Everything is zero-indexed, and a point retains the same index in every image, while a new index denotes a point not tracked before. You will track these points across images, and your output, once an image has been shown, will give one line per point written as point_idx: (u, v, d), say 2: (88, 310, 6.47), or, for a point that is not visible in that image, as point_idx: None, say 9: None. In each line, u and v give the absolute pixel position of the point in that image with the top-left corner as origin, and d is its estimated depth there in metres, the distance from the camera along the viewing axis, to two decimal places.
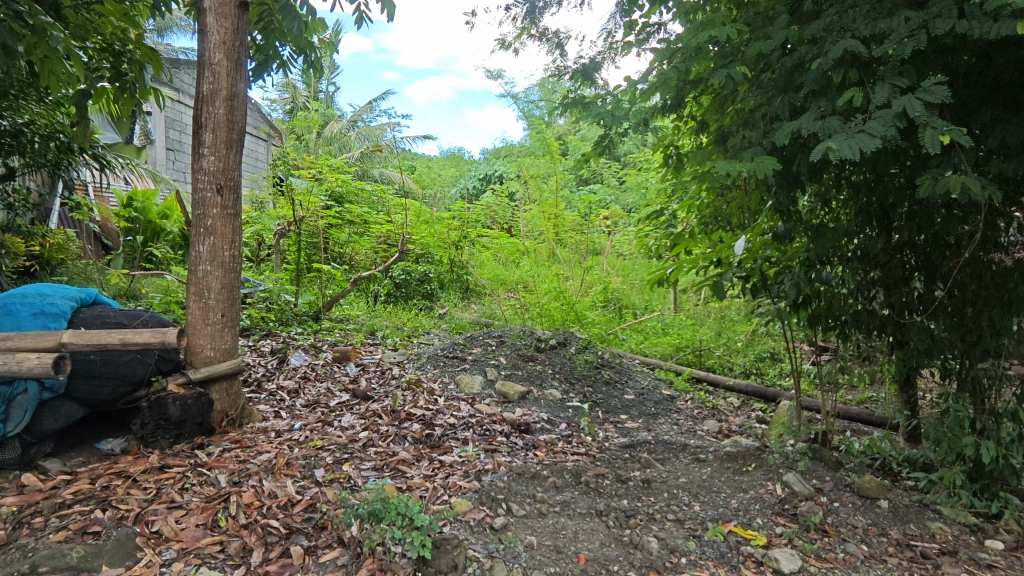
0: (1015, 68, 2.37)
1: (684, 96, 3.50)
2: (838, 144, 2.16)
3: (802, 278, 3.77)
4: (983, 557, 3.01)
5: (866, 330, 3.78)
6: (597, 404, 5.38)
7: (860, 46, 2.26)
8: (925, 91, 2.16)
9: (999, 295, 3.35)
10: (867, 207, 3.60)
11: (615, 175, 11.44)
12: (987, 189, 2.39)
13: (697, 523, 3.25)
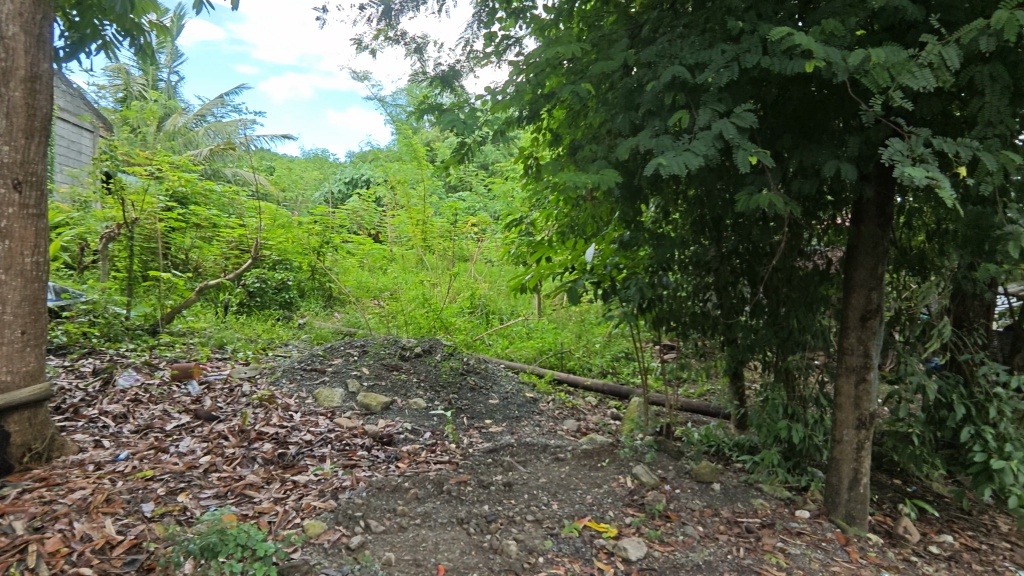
0: (808, 102, 2.73)
1: (540, 109, 3.62)
2: (668, 160, 2.35)
3: (647, 284, 4.08)
4: (794, 526, 3.41)
5: (702, 330, 4.24)
6: (462, 411, 5.39)
7: (685, 73, 2.50)
8: (737, 116, 2.43)
9: (804, 297, 3.86)
10: (700, 219, 3.95)
11: (482, 183, 11.65)
12: (789, 205, 2.74)
13: (554, 522, 3.35)
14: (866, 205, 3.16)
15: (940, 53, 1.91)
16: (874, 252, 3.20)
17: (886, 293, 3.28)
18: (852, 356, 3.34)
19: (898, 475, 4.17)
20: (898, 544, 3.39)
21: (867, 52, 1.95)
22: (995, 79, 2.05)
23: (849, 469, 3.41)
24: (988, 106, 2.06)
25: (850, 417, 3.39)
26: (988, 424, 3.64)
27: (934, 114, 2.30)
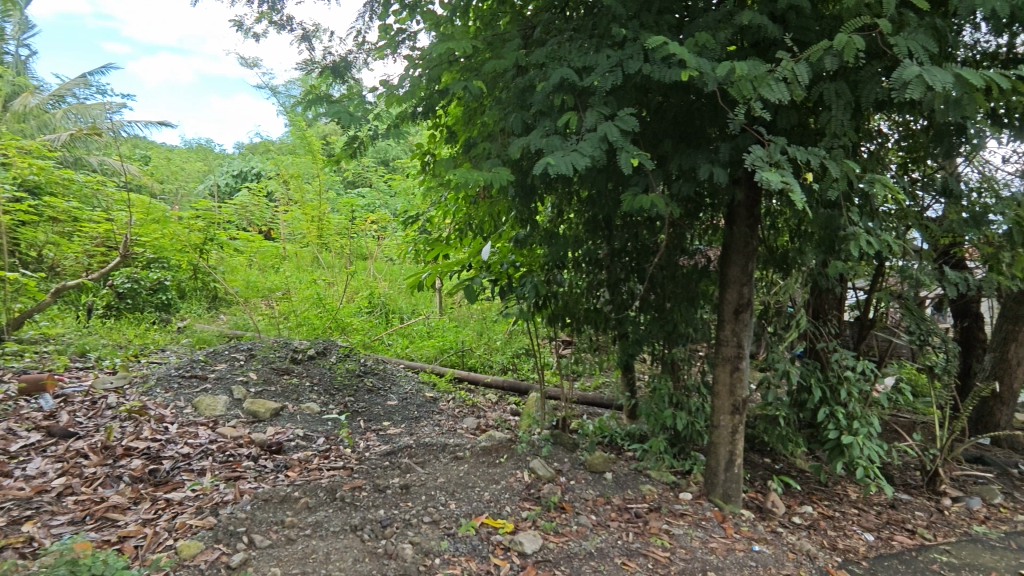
0: (686, 109, 2.89)
1: (435, 105, 3.57)
2: (556, 160, 2.40)
3: (542, 281, 4.16)
4: (678, 507, 3.62)
5: (596, 325, 4.40)
6: (358, 414, 5.22)
7: (573, 76, 2.57)
8: (621, 119, 2.54)
9: (687, 292, 4.13)
10: (593, 219, 4.10)
11: (382, 179, 11.37)
12: (670, 206, 2.91)
13: (451, 521, 3.33)
14: (738, 207, 3.42)
15: (793, 69, 2.09)
16: (745, 251, 3.47)
17: (755, 288, 3.57)
18: (727, 346, 3.60)
19: (768, 454, 4.57)
20: (767, 517, 3.71)
21: (732, 64, 2.10)
22: (840, 95, 2.28)
23: (726, 451, 3.68)
24: (834, 119, 2.30)
25: (726, 403, 3.65)
26: (840, 405, 4.08)
27: (792, 124, 2.53)
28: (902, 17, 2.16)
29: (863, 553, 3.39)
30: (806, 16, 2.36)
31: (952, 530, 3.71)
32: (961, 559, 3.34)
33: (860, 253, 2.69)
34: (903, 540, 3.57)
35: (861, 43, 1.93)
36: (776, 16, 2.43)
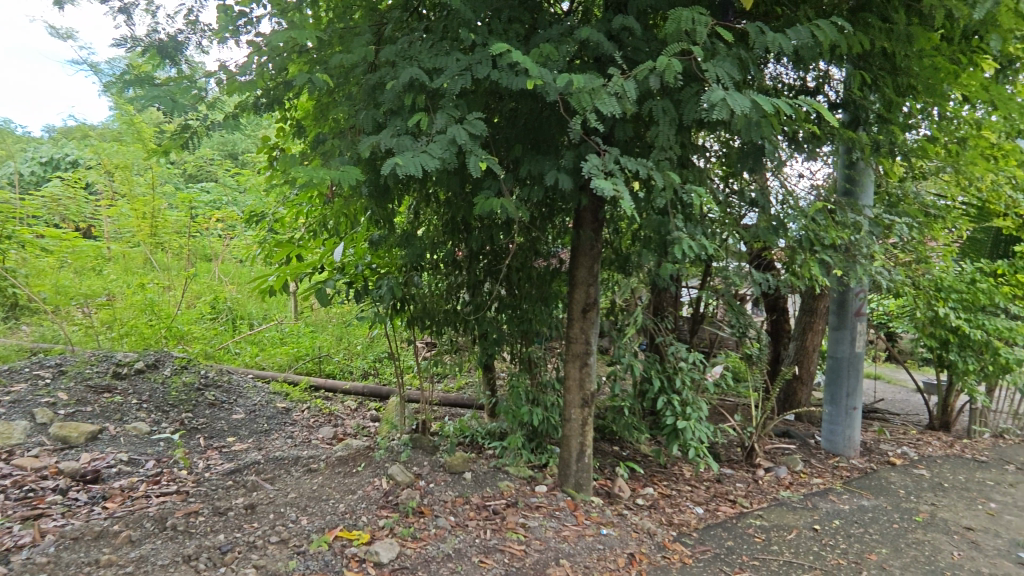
0: (535, 117, 3.00)
1: (280, 96, 3.35)
2: (404, 160, 2.36)
3: (398, 283, 4.08)
4: (533, 501, 3.76)
5: (455, 326, 4.41)
6: (197, 431, 4.73)
7: (423, 76, 2.55)
8: (469, 123, 2.57)
9: (540, 292, 4.32)
10: (450, 220, 4.12)
11: (229, 173, 10.45)
12: (520, 209, 3.00)
13: (301, 539, 3.15)
14: (583, 212, 3.63)
15: (623, 85, 2.26)
16: (591, 253, 3.70)
17: (600, 288, 3.82)
18: (576, 343, 3.81)
19: (616, 442, 4.92)
20: (614, 501, 3.98)
21: (570, 76, 2.21)
22: (665, 113, 2.51)
23: (576, 443, 3.88)
24: (660, 134, 2.53)
25: (576, 397, 3.86)
26: (676, 392, 4.50)
27: (627, 137, 2.74)
28: (713, 46, 2.44)
29: (693, 525, 3.77)
30: (637, 38, 2.57)
31: (764, 496, 4.26)
32: (771, 521, 3.84)
33: (682, 256, 3.02)
34: (726, 510, 4.02)
35: (679, 66, 2.15)
36: (612, 36, 2.62)
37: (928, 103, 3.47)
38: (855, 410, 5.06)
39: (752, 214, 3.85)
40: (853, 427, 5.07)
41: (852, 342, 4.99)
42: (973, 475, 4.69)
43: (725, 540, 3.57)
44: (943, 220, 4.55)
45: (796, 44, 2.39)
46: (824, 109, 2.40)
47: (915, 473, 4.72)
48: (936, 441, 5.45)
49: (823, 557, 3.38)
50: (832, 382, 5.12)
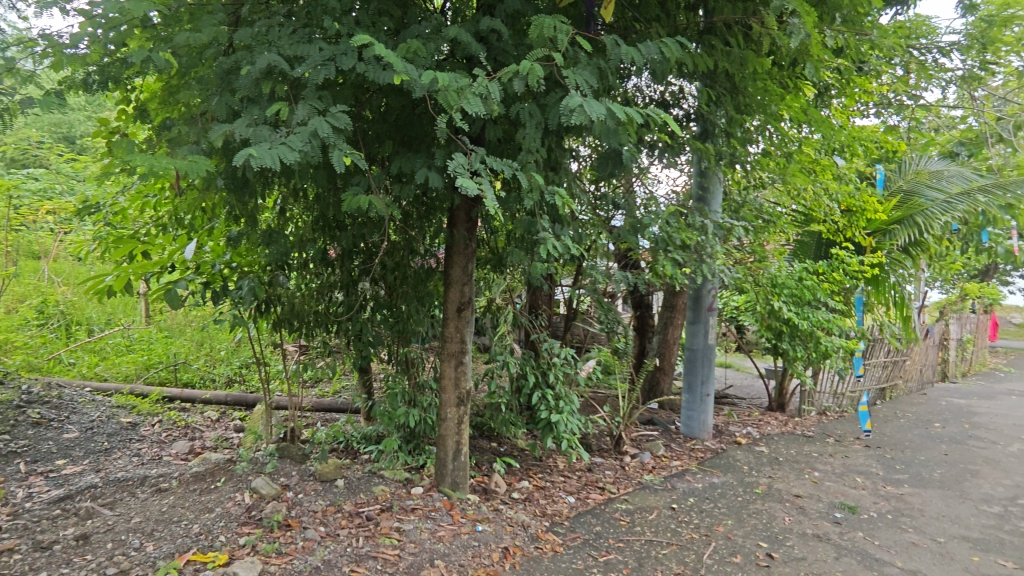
0: (405, 114, 2.96)
1: (117, 74, 2.98)
2: (259, 152, 2.20)
3: (261, 283, 3.83)
4: (409, 503, 3.71)
5: (326, 328, 4.22)
6: (16, 455, 4.09)
7: (283, 64, 2.40)
8: (333, 115, 2.46)
9: (416, 291, 4.26)
10: (320, 217, 3.94)
11: (62, 157, 9.16)
12: (390, 207, 2.93)
13: (145, 567, 2.84)
14: (458, 212, 3.64)
15: (487, 87, 2.30)
16: (465, 252, 3.72)
17: (475, 287, 3.85)
18: (451, 343, 3.80)
19: (494, 439, 5.02)
20: (490, 497, 4.04)
21: (436, 74, 2.20)
22: (532, 116, 2.59)
23: (453, 442, 3.88)
24: (528, 136, 2.60)
25: (452, 396, 3.85)
26: (550, 387, 4.65)
27: (497, 138, 2.79)
28: (575, 54, 2.56)
29: (565, 514, 3.92)
30: (505, 41, 2.62)
31: (630, 481, 4.54)
32: (635, 504, 4.11)
33: (548, 254, 3.13)
34: (595, 497, 4.23)
35: (542, 71, 2.22)
36: (481, 37, 2.66)
37: (762, 120, 3.89)
38: (708, 396, 5.56)
39: (619, 216, 4.11)
40: (706, 412, 5.57)
41: (706, 334, 5.47)
42: (802, 449, 5.36)
43: (594, 526, 3.75)
44: (776, 224, 5.12)
45: (649, 58, 2.57)
46: (671, 120, 2.62)
47: (757, 450, 5.29)
48: (774, 421, 6.15)
49: (679, 532, 3.67)
50: (688, 371, 5.58)
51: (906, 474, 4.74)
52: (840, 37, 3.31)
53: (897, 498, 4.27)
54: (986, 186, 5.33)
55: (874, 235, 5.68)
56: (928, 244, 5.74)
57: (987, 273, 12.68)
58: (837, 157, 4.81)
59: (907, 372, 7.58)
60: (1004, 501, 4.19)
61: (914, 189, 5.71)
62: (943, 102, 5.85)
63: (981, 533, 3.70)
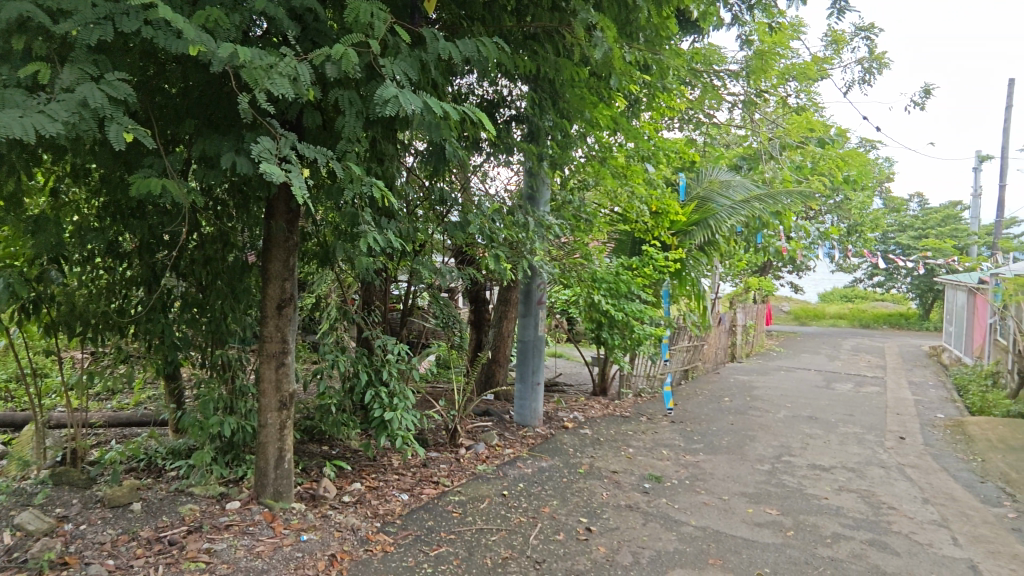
0: (210, 91, 2.67)
1: None
2: (4, 119, 1.82)
3: (22, 280, 3.23)
4: (223, 520, 3.38)
5: (118, 332, 3.71)
6: None
7: (41, 16, 2.00)
8: (109, 84, 2.11)
9: (232, 288, 3.87)
10: (108, 203, 3.42)
11: None
12: (190, 194, 2.61)
13: None
14: (277, 202, 3.37)
15: (295, 67, 2.16)
16: (286, 245, 3.46)
17: (298, 282, 3.60)
18: (270, 343, 3.51)
19: (325, 442, 4.85)
20: (318, 504, 3.84)
21: (235, 48, 2.01)
22: (352, 103, 2.49)
23: (274, 449, 3.60)
24: (347, 124, 2.49)
25: (273, 400, 3.56)
26: (383, 384, 4.50)
27: (316, 125, 2.64)
28: (395, 43, 2.52)
29: (398, 512, 3.86)
30: (322, 22, 2.48)
31: (463, 473, 4.62)
32: (468, 495, 4.18)
33: (371, 248, 3.04)
34: (429, 492, 4.22)
35: (355, 57, 2.15)
36: (296, 16, 2.49)
37: (581, 126, 4.16)
38: (539, 384, 5.85)
39: (458, 201, 4.11)
40: (536, 400, 5.85)
41: (536, 326, 5.74)
42: (620, 428, 5.89)
43: (426, 521, 3.74)
44: (597, 224, 5.53)
45: (466, 55, 2.63)
46: (486, 118, 2.70)
47: (581, 433, 5.70)
48: (597, 404, 6.68)
49: (508, 518, 3.81)
50: (520, 362, 5.82)
51: (702, 443, 5.44)
52: (641, 55, 3.67)
53: (693, 465, 4.88)
54: (762, 196, 6.26)
55: (677, 235, 6.43)
56: (719, 244, 6.59)
57: (763, 268, 15.07)
58: (647, 165, 5.29)
59: (705, 355, 8.72)
60: (773, 459, 5.01)
61: (709, 196, 6.50)
62: (732, 122, 6.78)
63: (756, 488, 4.37)
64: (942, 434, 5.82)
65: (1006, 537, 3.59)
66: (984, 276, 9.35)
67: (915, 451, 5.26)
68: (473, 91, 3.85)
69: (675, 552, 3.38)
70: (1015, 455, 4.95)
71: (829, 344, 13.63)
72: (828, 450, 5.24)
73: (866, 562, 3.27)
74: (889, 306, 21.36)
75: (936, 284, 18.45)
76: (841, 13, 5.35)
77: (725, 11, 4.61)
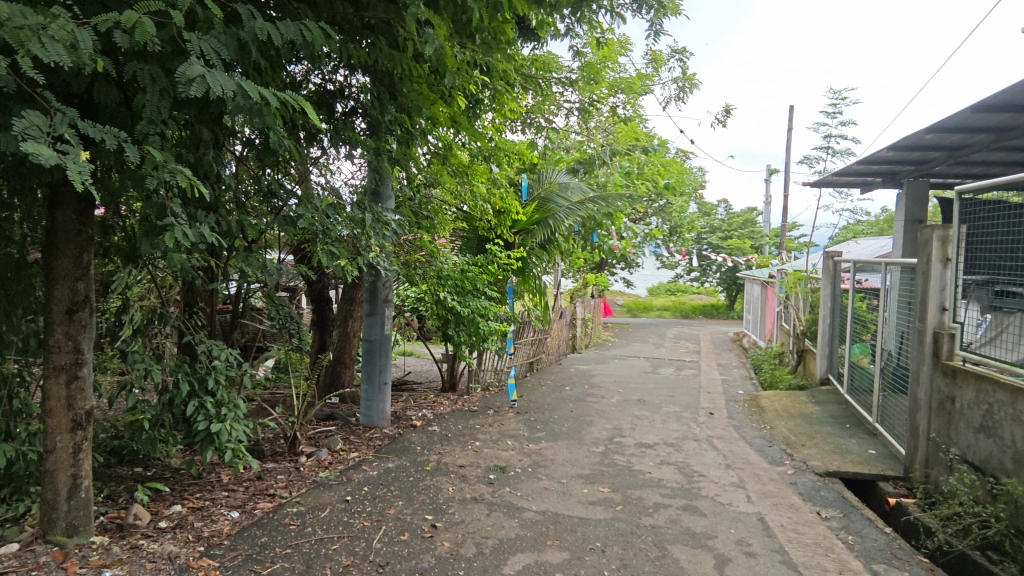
0: None
1: None
2: None
3: None
4: None
5: None
6: None
7: None
8: None
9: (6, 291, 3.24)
10: None
11: None
12: None
13: None
14: (64, 189, 2.88)
15: (73, 33, 1.87)
16: (77, 241, 2.97)
17: (95, 283, 3.11)
18: (59, 353, 3.00)
19: (138, 463, 4.33)
20: (126, 535, 3.38)
21: None
22: (154, 79, 2.23)
23: (66, 477, 3.08)
24: (148, 103, 2.23)
25: (63, 421, 3.04)
26: (209, 394, 4.04)
27: (109, 101, 2.31)
28: (204, 17, 2.31)
29: (226, 532, 3.53)
30: None
31: (303, 482, 4.35)
32: (307, 505, 3.95)
33: (183, 243, 2.75)
34: (263, 506, 3.92)
35: (151, 27, 1.94)
36: None
37: (422, 123, 4.14)
38: (386, 384, 5.71)
39: (296, 191, 3.82)
40: (384, 400, 5.72)
41: (382, 325, 5.62)
42: (468, 423, 5.98)
43: (259, 538, 3.47)
44: (441, 222, 5.51)
45: (289, 38, 2.48)
46: (310, 107, 2.59)
47: (429, 430, 5.69)
48: (446, 401, 6.73)
49: (351, 524, 3.68)
50: (366, 362, 5.64)
51: (544, 432, 5.73)
52: (477, 55, 3.75)
53: (535, 453, 5.12)
54: (595, 198, 6.76)
55: (519, 233, 6.70)
56: (559, 243, 6.94)
57: (600, 265, 16.30)
58: (489, 165, 5.41)
59: (548, 348, 9.21)
60: (606, 441, 5.42)
61: (548, 197, 6.79)
62: (570, 128, 7.21)
63: (591, 469, 4.71)
64: (742, 408, 6.76)
65: (786, 491, 4.27)
66: (773, 271, 11.01)
67: (721, 424, 6.04)
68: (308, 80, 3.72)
69: (517, 538, 3.52)
70: (794, 422, 5.90)
71: (655, 333, 15.13)
72: (653, 429, 5.82)
73: (680, 526, 3.67)
74: (704, 299, 24.29)
75: (738, 279, 21.44)
76: (657, 35, 5.93)
77: (559, 23, 4.89)
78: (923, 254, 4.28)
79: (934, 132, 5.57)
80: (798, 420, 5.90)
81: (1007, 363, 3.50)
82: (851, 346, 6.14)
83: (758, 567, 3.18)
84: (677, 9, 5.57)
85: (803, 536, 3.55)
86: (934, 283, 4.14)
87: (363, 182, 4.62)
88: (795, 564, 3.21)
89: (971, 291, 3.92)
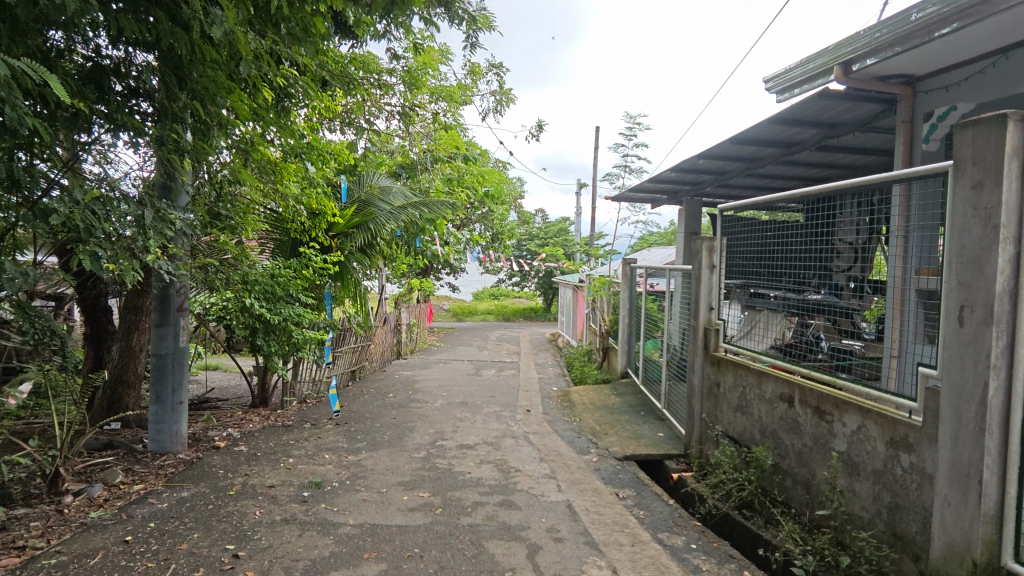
0: None
1: None
2: None
3: None
4: None
5: None
6: None
7: None
8: None
9: None
10: None
11: None
12: None
13: None
14: None
15: None
16: None
17: None
18: None
19: None
20: None
21: None
22: None
23: None
24: None
25: None
26: None
27: None
28: None
29: None
30: None
31: (67, 527, 3.66)
32: (71, 553, 3.33)
33: None
34: (8, 562, 3.21)
35: None
36: None
37: (219, 113, 3.76)
38: (181, 404, 5.07)
39: (59, 181, 3.23)
40: (179, 422, 5.06)
41: (176, 337, 4.98)
42: (280, 439, 5.57)
43: None
44: (247, 223, 5.07)
45: None
46: (56, 80, 2.23)
47: (235, 451, 5.18)
48: (257, 417, 6.19)
49: (132, 568, 3.19)
50: (156, 380, 4.96)
51: (364, 441, 5.55)
52: (281, 46, 3.53)
53: (355, 464, 4.93)
54: (417, 203, 6.73)
55: (337, 237, 6.42)
56: (381, 247, 6.79)
57: (426, 269, 16.34)
58: (303, 164, 5.12)
59: (371, 354, 8.96)
60: (428, 446, 5.43)
61: (369, 200, 6.61)
62: (392, 131, 7.11)
63: (411, 475, 4.67)
64: (556, 404, 7.24)
65: (591, 477, 4.67)
66: (583, 277, 12.01)
67: (537, 420, 6.42)
68: (72, 49, 3.10)
69: (331, 555, 3.35)
70: (599, 413, 6.49)
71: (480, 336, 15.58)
72: (474, 430, 5.96)
73: (497, 521, 3.82)
74: (524, 303, 25.62)
75: (554, 283, 23.04)
76: (473, 47, 6.12)
77: (376, 24, 4.81)
78: (694, 261, 5.00)
79: (706, 158, 6.54)
80: (603, 412, 6.51)
81: (757, 352, 4.25)
82: (646, 342, 6.94)
83: (565, 551, 3.42)
84: (489, 24, 5.80)
85: (603, 516, 3.91)
86: (704, 287, 4.86)
87: (152, 174, 4.07)
88: (597, 543, 3.52)
89: (732, 293, 4.66)
